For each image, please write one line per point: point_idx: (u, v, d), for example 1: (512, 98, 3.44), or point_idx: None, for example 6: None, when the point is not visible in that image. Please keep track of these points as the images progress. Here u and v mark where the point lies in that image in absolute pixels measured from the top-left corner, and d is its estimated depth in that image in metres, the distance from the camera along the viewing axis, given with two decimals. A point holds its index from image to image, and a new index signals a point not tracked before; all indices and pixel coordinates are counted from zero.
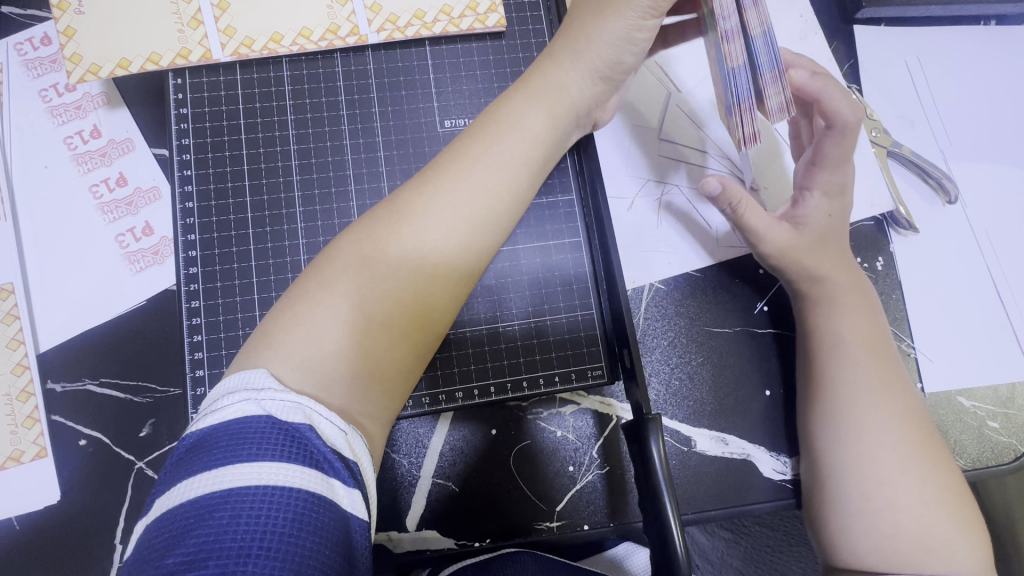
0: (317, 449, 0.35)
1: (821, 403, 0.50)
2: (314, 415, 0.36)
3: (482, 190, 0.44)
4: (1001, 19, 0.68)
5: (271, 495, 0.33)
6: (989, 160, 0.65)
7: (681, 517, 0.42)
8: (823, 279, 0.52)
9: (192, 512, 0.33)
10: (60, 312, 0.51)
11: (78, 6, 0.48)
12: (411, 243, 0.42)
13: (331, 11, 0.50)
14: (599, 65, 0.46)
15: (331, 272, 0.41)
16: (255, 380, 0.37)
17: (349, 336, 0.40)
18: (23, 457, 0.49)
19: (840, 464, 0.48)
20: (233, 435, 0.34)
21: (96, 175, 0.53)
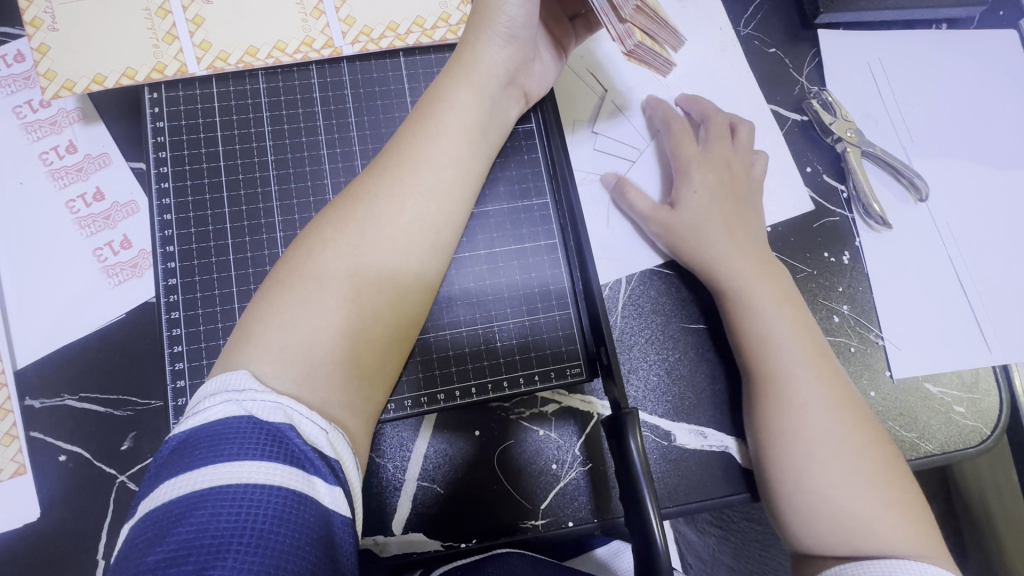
0: (297, 447, 0.36)
1: (779, 395, 0.51)
2: (293, 414, 0.37)
3: (434, 180, 0.45)
4: (952, 23, 0.71)
5: (252, 491, 0.33)
6: (946, 155, 0.68)
7: (659, 508, 0.43)
8: (752, 281, 0.54)
9: (173, 511, 0.33)
10: (36, 328, 0.51)
11: (52, 23, 0.49)
12: (389, 248, 0.44)
13: (305, 24, 0.51)
14: (506, 34, 0.47)
15: (312, 275, 0.42)
16: (236, 382, 0.38)
17: (331, 339, 0.41)
18: (1, 474, 0.49)
19: (811, 448, 0.49)
20: (213, 437, 0.35)
21: (73, 190, 0.53)
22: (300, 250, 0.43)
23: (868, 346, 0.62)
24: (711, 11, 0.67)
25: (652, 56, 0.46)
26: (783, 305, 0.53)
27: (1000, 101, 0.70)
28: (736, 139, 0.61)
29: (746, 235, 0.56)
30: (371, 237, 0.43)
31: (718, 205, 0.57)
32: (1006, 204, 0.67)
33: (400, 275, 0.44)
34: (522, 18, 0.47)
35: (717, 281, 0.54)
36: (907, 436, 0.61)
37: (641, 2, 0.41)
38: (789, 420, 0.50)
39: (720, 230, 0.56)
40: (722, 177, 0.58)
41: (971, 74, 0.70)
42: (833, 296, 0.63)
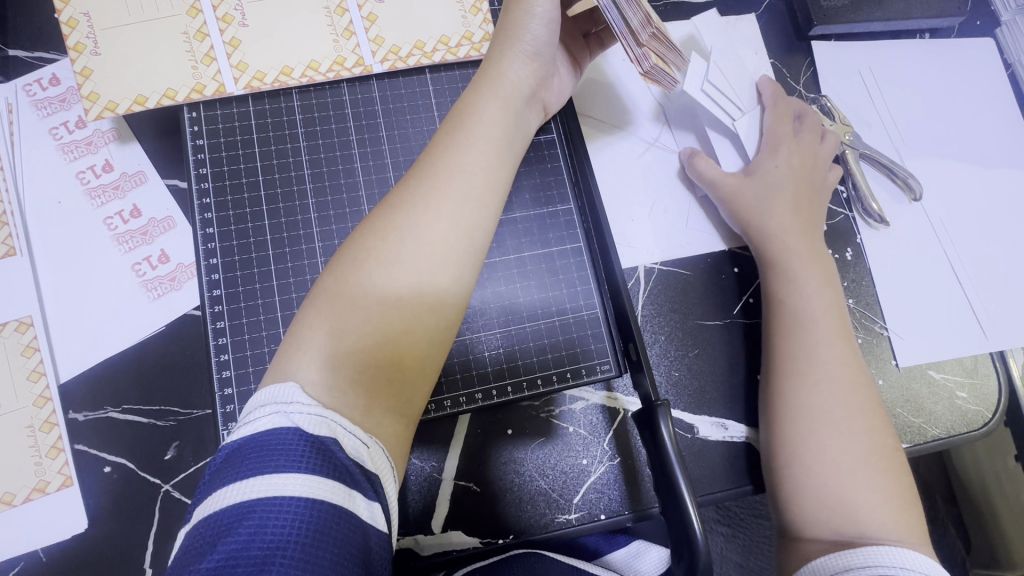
0: (340, 460, 0.37)
1: (793, 384, 0.53)
2: (334, 427, 0.39)
3: (467, 189, 0.46)
4: (934, 32, 0.76)
5: (296, 505, 0.34)
6: (936, 155, 0.72)
7: (694, 495, 0.45)
8: (800, 264, 0.57)
9: (224, 518, 0.35)
10: (78, 343, 0.52)
11: (94, 48, 0.50)
12: (429, 247, 0.45)
13: (337, 45, 0.54)
14: (532, 50, 0.50)
15: (360, 279, 0.44)
16: (284, 394, 0.39)
17: (381, 342, 0.43)
18: (47, 487, 0.49)
19: (830, 439, 0.51)
20: (260, 448, 0.36)
21: (110, 208, 0.55)
22: (343, 258, 0.45)
23: (873, 337, 0.66)
24: (712, 26, 0.71)
25: (662, 75, 0.48)
26: (798, 297, 0.56)
27: (981, 105, 0.74)
28: (823, 141, 0.65)
29: (808, 213, 0.60)
30: (410, 243, 0.44)
31: (794, 183, 0.61)
32: (993, 202, 0.71)
33: (441, 278, 0.45)
34: (545, 36, 0.50)
35: (786, 240, 0.58)
36: (915, 422, 0.64)
37: (657, 29, 0.44)
38: (810, 408, 0.52)
39: (794, 201, 0.60)
40: (802, 163, 0.62)
41: (954, 79, 0.75)
42: None
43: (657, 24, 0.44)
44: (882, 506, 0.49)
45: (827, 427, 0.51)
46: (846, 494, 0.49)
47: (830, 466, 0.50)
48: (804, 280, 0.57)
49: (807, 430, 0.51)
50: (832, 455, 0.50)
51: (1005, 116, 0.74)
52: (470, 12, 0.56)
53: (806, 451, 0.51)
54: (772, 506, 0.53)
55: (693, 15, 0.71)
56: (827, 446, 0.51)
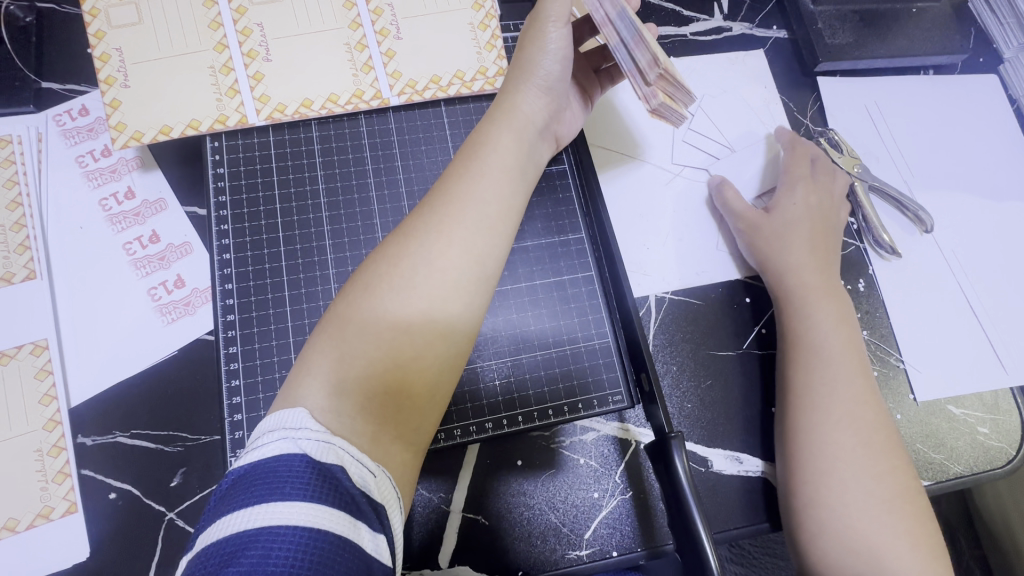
0: (346, 488, 0.37)
1: (808, 416, 0.52)
2: (341, 453, 0.38)
3: (473, 217, 0.46)
4: (938, 69, 0.78)
5: (301, 534, 0.33)
6: (946, 187, 0.72)
7: (711, 531, 0.44)
8: (812, 296, 0.57)
9: (225, 547, 0.33)
10: (91, 367, 0.52)
11: (124, 80, 0.52)
12: (441, 272, 0.44)
13: (356, 78, 0.56)
14: (545, 86, 0.52)
15: (369, 306, 0.43)
16: (293, 420, 0.39)
17: (389, 369, 0.43)
18: (51, 514, 0.48)
19: (847, 475, 0.49)
20: (268, 474, 0.36)
21: (130, 234, 0.56)
22: (357, 283, 0.45)
23: (889, 369, 0.64)
24: (719, 64, 0.73)
25: (670, 111, 0.48)
26: (809, 327, 0.56)
27: (988, 139, 0.76)
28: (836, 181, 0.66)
29: (824, 249, 0.60)
30: (422, 266, 0.44)
31: (810, 222, 0.61)
32: (1006, 234, 0.71)
33: (451, 306, 0.45)
34: (557, 71, 0.51)
35: (803, 278, 0.58)
36: (936, 458, 0.62)
37: (663, 70, 0.44)
38: (828, 442, 0.51)
39: (811, 237, 0.60)
40: (820, 201, 0.63)
41: (960, 114, 0.76)
42: None
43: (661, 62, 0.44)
44: (905, 547, 0.47)
45: (848, 464, 0.50)
46: (868, 533, 0.47)
47: (853, 507, 0.48)
48: (813, 314, 0.56)
49: (825, 465, 0.50)
50: (852, 490, 0.49)
51: (1012, 149, 0.75)
52: (485, 48, 0.58)
53: (826, 489, 0.49)
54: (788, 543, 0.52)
55: (701, 53, 0.74)
56: (849, 484, 0.49)
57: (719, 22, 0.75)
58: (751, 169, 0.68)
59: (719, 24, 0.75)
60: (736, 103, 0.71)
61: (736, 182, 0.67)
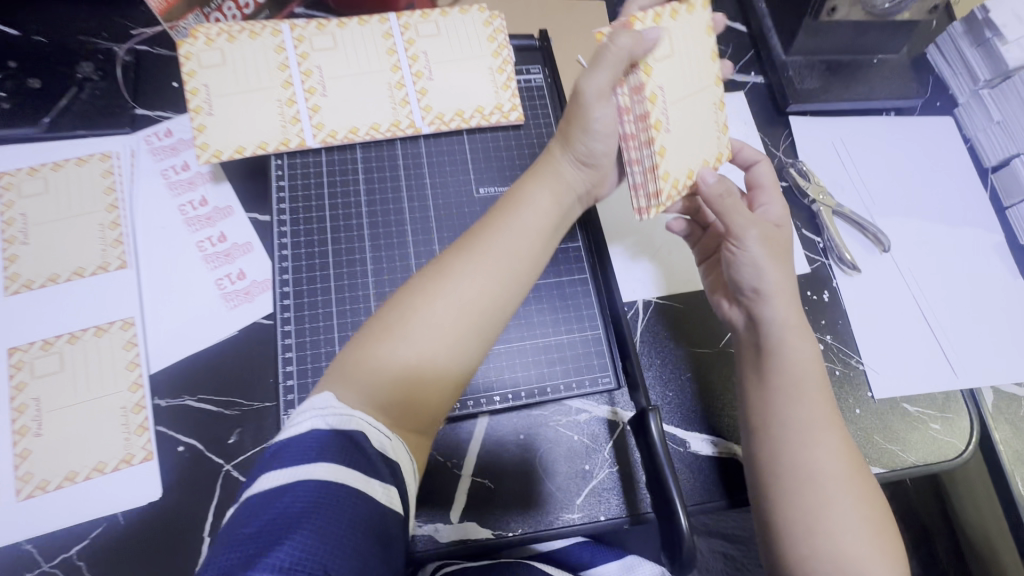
0: (366, 451, 0.42)
1: (798, 448, 0.54)
2: (364, 422, 0.44)
3: (509, 266, 0.53)
4: (898, 111, 0.89)
5: (326, 488, 0.38)
6: (905, 213, 0.82)
7: (685, 508, 0.52)
8: (791, 324, 0.58)
9: (259, 498, 0.38)
10: (170, 341, 0.62)
11: (209, 109, 0.64)
12: (460, 316, 0.51)
13: (395, 111, 0.68)
14: (586, 158, 0.59)
15: (402, 332, 0.49)
16: (318, 401, 0.44)
17: (414, 382, 0.49)
18: (132, 460, 0.58)
19: (831, 494, 0.53)
20: (299, 442, 0.41)
21: (202, 234, 0.67)
22: (374, 328, 0.49)
23: (850, 370, 0.73)
24: None
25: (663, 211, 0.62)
26: (796, 352, 0.57)
27: (943, 172, 0.86)
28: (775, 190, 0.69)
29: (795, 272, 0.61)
30: (435, 309, 0.50)
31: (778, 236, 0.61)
32: (958, 255, 0.81)
33: (467, 346, 0.51)
34: (600, 149, 0.58)
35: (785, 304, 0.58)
36: (891, 449, 0.70)
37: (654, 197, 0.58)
38: (805, 461, 0.54)
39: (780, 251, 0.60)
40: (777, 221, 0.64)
41: (917, 150, 0.87)
42: (818, 328, 0.75)
43: (664, 196, 0.58)
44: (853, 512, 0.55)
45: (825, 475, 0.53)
46: None
47: (824, 512, 0.52)
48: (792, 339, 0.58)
49: (803, 479, 0.53)
50: None
51: (964, 182, 0.85)
52: (501, 89, 0.70)
53: (801, 499, 0.53)
54: (760, 540, 0.57)
55: None
56: (823, 492, 0.53)
57: None
58: None
59: None
60: None
61: None
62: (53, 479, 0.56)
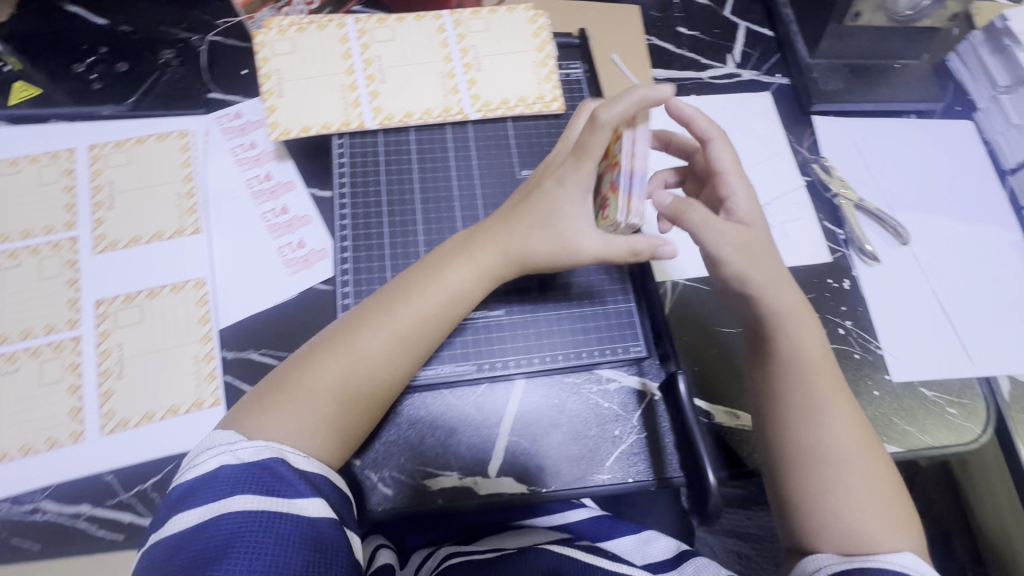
0: (280, 474, 0.50)
1: (807, 428, 0.57)
2: (281, 450, 0.51)
3: (416, 316, 0.59)
4: (920, 114, 0.93)
5: (246, 512, 0.47)
6: (925, 210, 0.86)
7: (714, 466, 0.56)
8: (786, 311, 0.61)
9: (188, 527, 0.46)
10: (237, 300, 0.68)
11: (279, 92, 0.71)
12: (378, 386, 0.58)
13: (446, 98, 0.73)
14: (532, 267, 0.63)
15: (314, 405, 0.55)
16: (225, 439, 0.51)
17: (350, 419, 0.57)
18: (202, 404, 0.63)
19: (844, 464, 0.56)
20: (213, 479, 0.49)
21: (267, 206, 0.73)
22: (294, 402, 0.55)
23: (869, 355, 0.76)
24: (732, 101, 0.89)
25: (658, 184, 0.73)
26: (795, 338, 0.60)
27: (963, 173, 0.89)
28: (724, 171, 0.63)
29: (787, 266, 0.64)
30: (356, 384, 0.57)
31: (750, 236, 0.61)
32: (978, 251, 0.84)
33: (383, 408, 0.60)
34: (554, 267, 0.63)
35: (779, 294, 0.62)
36: (908, 430, 0.73)
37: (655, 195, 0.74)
38: (806, 439, 0.57)
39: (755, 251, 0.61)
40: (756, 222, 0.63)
41: (938, 151, 0.90)
42: (838, 314, 0.78)
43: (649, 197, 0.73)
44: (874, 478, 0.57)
45: (825, 447, 0.56)
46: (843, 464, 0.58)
47: (829, 483, 0.55)
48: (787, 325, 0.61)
49: (805, 454, 0.57)
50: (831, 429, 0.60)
51: (984, 183, 0.89)
52: (544, 81, 0.75)
53: (807, 473, 0.56)
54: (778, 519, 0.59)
55: (716, 92, 0.90)
56: (827, 464, 0.56)
57: (731, 70, 0.92)
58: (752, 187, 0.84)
59: (732, 71, 0.92)
60: (745, 134, 0.87)
61: None
62: (132, 418, 0.62)
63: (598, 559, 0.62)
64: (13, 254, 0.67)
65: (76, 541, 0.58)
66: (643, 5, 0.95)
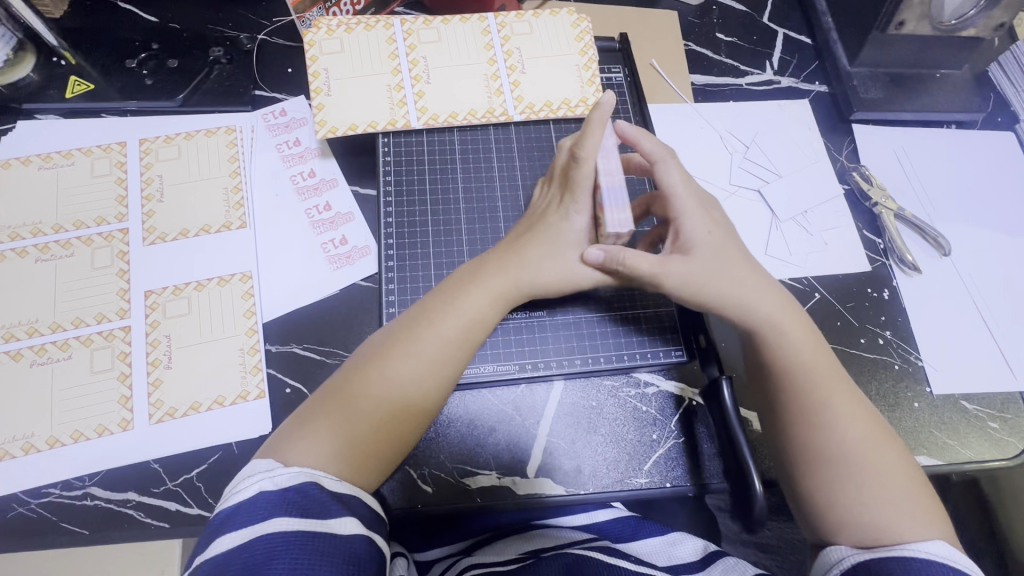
0: (317, 498, 0.47)
1: (815, 430, 0.55)
2: (316, 475, 0.49)
3: (441, 338, 0.58)
4: (960, 124, 0.92)
5: (285, 537, 0.44)
6: (966, 222, 0.85)
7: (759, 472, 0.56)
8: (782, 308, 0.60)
9: (222, 557, 0.43)
10: (281, 294, 0.69)
11: (327, 90, 0.72)
12: (409, 405, 0.56)
13: (490, 100, 0.74)
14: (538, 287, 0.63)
15: (346, 425, 0.53)
16: (261, 468, 0.49)
17: (383, 442, 0.55)
18: (248, 396, 0.64)
19: (856, 460, 0.54)
20: (249, 505, 0.46)
21: (311, 202, 0.74)
22: (326, 424, 0.53)
23: (909, 366, 0.76)
24: (771, 108, 0.89)
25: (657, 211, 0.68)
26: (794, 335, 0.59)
27: (1005, 185, 0.88)
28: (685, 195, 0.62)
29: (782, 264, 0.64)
30: (387, 402, 0.55)
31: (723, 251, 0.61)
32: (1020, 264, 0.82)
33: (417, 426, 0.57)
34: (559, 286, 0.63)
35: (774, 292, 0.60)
36: (949, 443, 0.72)
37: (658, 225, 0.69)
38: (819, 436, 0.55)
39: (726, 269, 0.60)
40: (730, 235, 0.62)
41: (978, 162, 0.89)
42: (878, 324, 0.78)
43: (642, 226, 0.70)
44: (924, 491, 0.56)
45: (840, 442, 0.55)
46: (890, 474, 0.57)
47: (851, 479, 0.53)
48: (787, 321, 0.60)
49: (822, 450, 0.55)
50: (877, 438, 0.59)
51: None
52: (586, 84, 0.76)
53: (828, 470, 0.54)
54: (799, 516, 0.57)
55: (754, 99, 0.90)
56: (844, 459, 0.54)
57: (769, 77, 0.92)
58: (790, 194, 0.83)
59: (770, 78, 0.92)
60: (783, 141, 0.87)
61: (781, 201, 0.83)
62: (179, 408, 0.63)
63: (620, 562, 0.59)
64: (66, 243, 0.68)
65: (124, 527, 0.59)
66: (682, 10, 0.95)
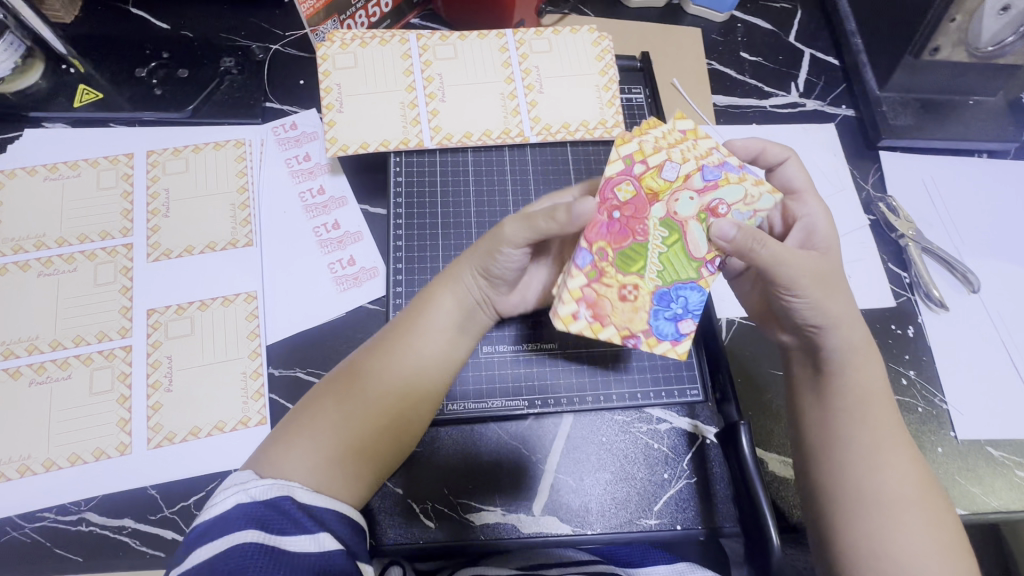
0: (294, 514, 0.44)
1: (863, 483, 0.52)
2: (290, 485, 0.46)
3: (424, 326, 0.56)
4: (992, 153, 0.89)
5: (255, 550, 0.41)
6: (996, 257, 0.81)
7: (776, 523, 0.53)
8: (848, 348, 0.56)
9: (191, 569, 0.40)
10: (286, 315, 0.67)
11: (339, 106, 0.70)
12: (389, 394, 0.53)
13: (506, 120, 0.72)
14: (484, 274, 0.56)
15: (325, 417, 0.51)
16: (240, 479, 0.46)
17: (369, 437, 0.51)
18: (248, 422, 0.62)
19: (905, 521, 0.50)
20: (222, 516, 0.43)
21: (319, 220, 0.72)
22: (305, 425, 0.51)
23: (933, 408, 0.73)
24: (794, 132, 0.86)
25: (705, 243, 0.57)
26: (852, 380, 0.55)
27: None
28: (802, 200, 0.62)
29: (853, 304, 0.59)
30: (366, 391, 0.53)
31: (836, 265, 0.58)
32: None
33: (403, 418, 0.53)
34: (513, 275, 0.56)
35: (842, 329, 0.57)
36: (973, 491, 0.69)
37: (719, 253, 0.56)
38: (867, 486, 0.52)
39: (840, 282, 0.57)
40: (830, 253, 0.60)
41: (1011, 194, 0.86)
42: (901, 362, 0.75)
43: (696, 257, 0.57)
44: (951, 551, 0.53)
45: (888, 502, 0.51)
46: None
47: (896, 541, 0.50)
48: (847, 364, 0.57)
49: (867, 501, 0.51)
50: None
51: None
52: (606, 105, 0.73)
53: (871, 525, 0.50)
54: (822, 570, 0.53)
55: (778, 122, 0.87)
56: (892, 517, 0.51)
57: (794, 99, 0.89)
58: None
59: (795, 101, 0.89)
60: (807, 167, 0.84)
61: None
62: (179, 432, 0.61)
63: None
64: (69, 258, 0.67)
65: (118, 555, 0.57)
66: (705, 28, 0.92)
